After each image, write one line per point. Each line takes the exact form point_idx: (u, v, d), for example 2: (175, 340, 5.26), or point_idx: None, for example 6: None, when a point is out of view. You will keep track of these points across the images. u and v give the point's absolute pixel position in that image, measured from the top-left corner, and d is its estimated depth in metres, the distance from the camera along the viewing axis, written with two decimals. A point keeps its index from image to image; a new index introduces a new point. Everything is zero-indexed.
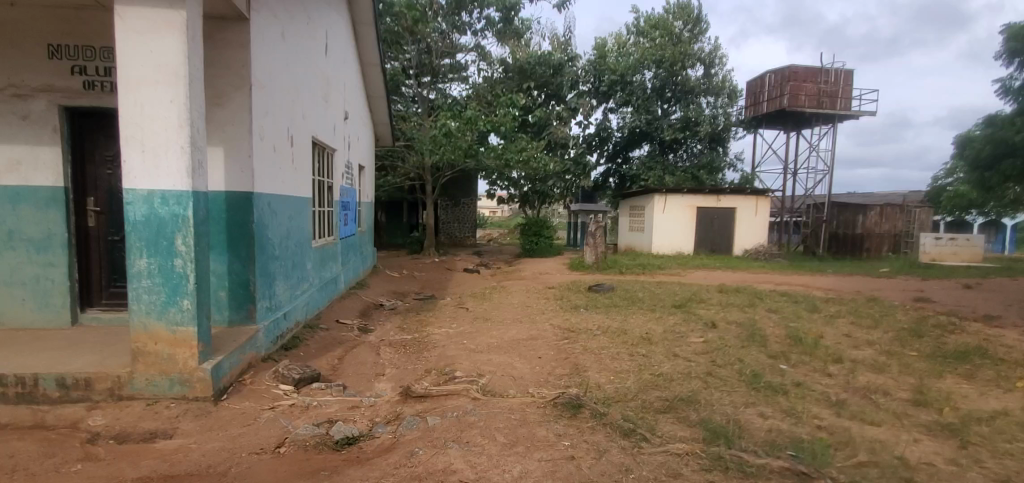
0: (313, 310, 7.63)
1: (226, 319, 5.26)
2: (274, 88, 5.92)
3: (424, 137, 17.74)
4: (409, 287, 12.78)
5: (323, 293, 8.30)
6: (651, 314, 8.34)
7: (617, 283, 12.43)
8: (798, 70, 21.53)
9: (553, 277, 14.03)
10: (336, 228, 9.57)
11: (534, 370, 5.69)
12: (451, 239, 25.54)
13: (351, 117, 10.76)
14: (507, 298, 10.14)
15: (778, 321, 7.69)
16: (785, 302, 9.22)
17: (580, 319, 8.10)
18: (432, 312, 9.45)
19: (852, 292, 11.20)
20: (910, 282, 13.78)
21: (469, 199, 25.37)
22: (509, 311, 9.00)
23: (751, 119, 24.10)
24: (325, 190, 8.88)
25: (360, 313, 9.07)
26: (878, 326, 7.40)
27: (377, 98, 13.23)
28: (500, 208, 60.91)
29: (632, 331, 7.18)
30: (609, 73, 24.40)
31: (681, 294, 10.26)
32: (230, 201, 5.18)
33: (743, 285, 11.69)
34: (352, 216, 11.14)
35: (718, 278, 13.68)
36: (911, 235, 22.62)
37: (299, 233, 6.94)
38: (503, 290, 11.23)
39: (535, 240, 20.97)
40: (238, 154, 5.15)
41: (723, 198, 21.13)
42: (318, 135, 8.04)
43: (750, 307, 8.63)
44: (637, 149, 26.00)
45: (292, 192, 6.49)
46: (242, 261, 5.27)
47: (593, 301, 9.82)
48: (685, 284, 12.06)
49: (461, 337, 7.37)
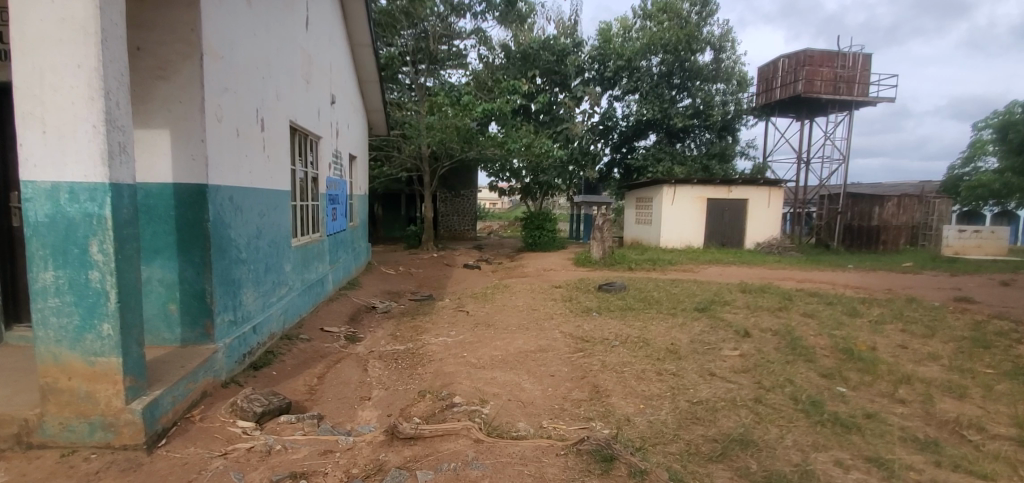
0: (293, 317, 6.78)
1: (178, 338, 4.40)
2: (238, 61, 5.00)
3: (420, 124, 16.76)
4: (405, 287, 11.89)
5: (306, 297, 7.44)
6: (673, 319, 7.44)
7: (628, 281, 11.54)
8: (814, 54, 20.49)
9: (559, 274, 13.16)
10: (323, 224, 8.66)
11: (548, 394, 4.82)
12: (450, 232, 24.69)
13: (339, 102, 9.83)
14: (512, 300, 9.25)
15: (819, 328, 6.81)
16: (819, 304, 8.31)
17: (594, 326, 7.20)
18: (430, 316, 8.57)
19: (885, 291, 10.32)
20: (940, 278, 12.88)
21: (470, 191, 24.45)
22: (514, 316, 8.09)
23: (763, 106, 23.02)
24: (309, 182, 7.99)
25: (349, 318, 8.21)
26: (935, 335, 6.51)
27: (370, 83, 12.32)
28: (500, 200, 59.95)
29: (655, 342, 6.29)
30: (615, 58, 23.52)
31: (702, 295, 9.35)
32: (179, 197, 4.29)
33: (765, 284, 10.78)
34: (342, 210, 10.25)
35: (736, 275, 12.76)
36: (928, 228, 21.81)
37: (274, 232, 6.07)
38: (506, 290, 10.34)
39: (537, 234, 20.05)
40: (186, 138, 4.26)
41: (734, 188, 20.18)
42: (298, 120, 7.13)
43: (782, 311, 7.72)
44: (644, 139, 25.08)
45: (262, 184, 5.60)
46: (195, 268, 4.40)
47: (605, 303, 8.91)
48: (702, 282, 11.15)
49: (461, 349, 6.49)
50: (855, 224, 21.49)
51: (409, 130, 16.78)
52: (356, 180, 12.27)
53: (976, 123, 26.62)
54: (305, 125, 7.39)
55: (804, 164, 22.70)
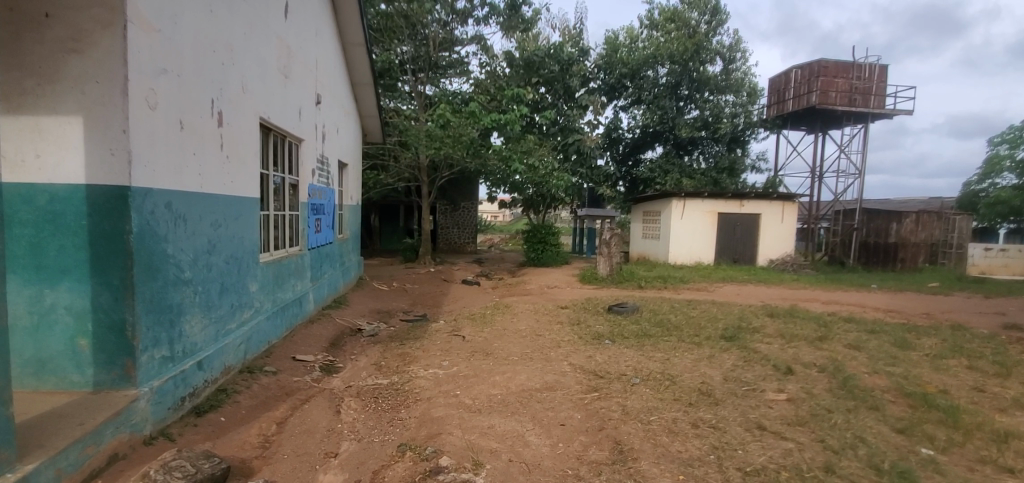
0: (260, 345, 5.83)
1: (90, 380, 3.58)
2: (186, 40, 4.19)
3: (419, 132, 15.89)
4: (397, 305, 10.92)
5: (278, 321, 6.50)
6: (698, 349, 6.48)
7: (640, 301, 10.55)
8: (828, 65, 19.74)
9: (564, 291, 12.20)
10: (304, 237, 7.77)
11: (559, 451, 3.86)
12: (449, 245, 23.80)
13: (327, 103, 8.99)
14: (513, 323, 8.28)
15: (871, 364, 5.85)
16: (862, 334, 7.32)
17: (608, 357, 6.21)
18: (421, 341, 7.60)
19: (925, 317, 9.34)
20: (977, 301, 11.90)
21: (470, 203, 23.56)
22: (515, 343, 7.11)
23: (775, 118, 22.14)
24: (287, 190, 7.12)
25: (329, 344, 7.25)
26: (1012, 375, 5.55)
27: (364, 86, 11.52)
28: (501, 212, 59.49)
29: (682, 380, 5.32)
30: (620, 68, 22.92)
31: (724, 319, 8.38)
32: (94, 203, 3.48)
33: (791, 306, 9.80)
34: (328, 221, 9.37)
35: (755, 295, 11.77)
36: (948, 245, 20.66)
37: (235, 246, 5.16)
38: (507, 311, 9.38)
39: (540, 248, 19.14)
40: (103, 128, 3.48)
41: (747, 203, 19.27)
42: (273, 118, 6.28)
43: (823, 342, 6.74)
44: (650, 150, 24.28)
45: (218, 189, 4.74)
46: (114, 293, 3.57)
47: (618, 328, 7.93)
48: (721, 304, 10.19)
49: (453, 384, 5.51)
50: (871, 241, 20.56)
51: (407, 137, 15.87)
52: (347, 189, 11.40)
53: (990, 139, 25.79)
54: (280, 125, 6.54)
55: (818, 178, 21.85)
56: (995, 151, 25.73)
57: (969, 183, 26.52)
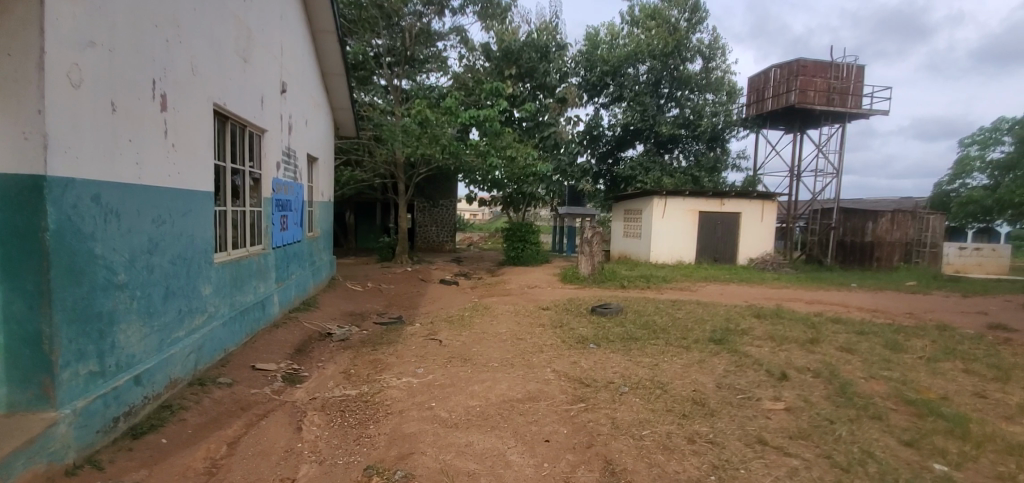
0: (214, 353, 5.31)
1: (3, 401, 3.07)
2: (121, 11, 3.68)
3: (395, 126, 15.33)
4: (370, 306, 10.40)
5: (237, 327, 5.98)
6: (687, 354, 6.18)
7: (624, 302, 10.25)
8: (807, 64, 19.83)
9: (546, 292, 11.85)
10: (267, 235, 7.22)
11: (547, 473, 3.49)
12: (427, 243, 23.26)
13: (294, 93, 8.45)
14: (494, 326, 7.88)
15: (866, 369, 5.62)
16: (852, 336, 7.12)
17: (594, 363, 5.85)
18: (394, 345, 7.13)
19: (908, 317, 9.27)
20: (955, 300, 11.95)
21: (449, 201, 23.06)
22: (495, 348, 6.69)
23: (755, 117, 22.16)
24: (246, 183, 6.57)
25: (294, 350, 6.73)
26: (1010, 380, 5.39)
27: (336, 76, 10.96)
28: (480, 210, 59.12)
29: (674, 388, 4.99)
30: (601, 65, 22.81)
31: (711, 320, 8.12)
32: (4, 195, 2.98)
33: (777, 307, 9.61)
34: (296, 218, 8.82)
35: (739, 295, 11.60)
36: (921, 244, 21.19)
37: (182, 246, 4.65)
38: (487, 313, 8.96)
39: (519, 246, 18.77)
40: (16, 108, 2.98)
41: (727, 201, 19.22)
42: (229, 105, 5.74)
43: (815, 345, 6.50)
44: (630, 148, 24.13)
45: (160, 181, 4.22)
46: (27, 300, 3.05)
47: (603, 331, 7.59)
48: (706, 304, 9.95)
49: (428, 395, 5.08)
50: (847, 240, 20.76)
51: (383, 132, 15.31)
52: (317, 185, 10.83)
53: (961, 139, 26.48)
54: (238, 113, 6.02)
55: (796, 178, 22.02)
56: (965, 151, 26.39)
57: (941, 183, 27.18)
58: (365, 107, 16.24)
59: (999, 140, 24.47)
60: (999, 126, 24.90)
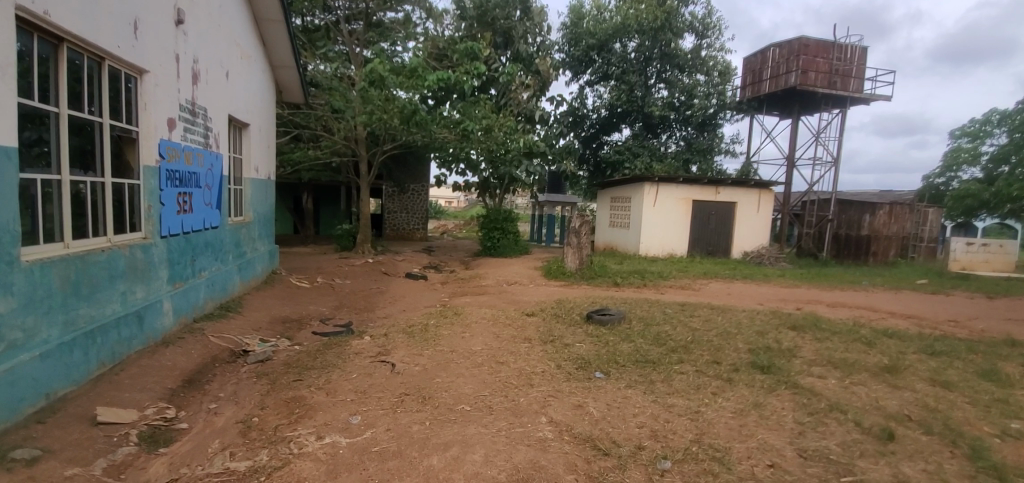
0: (22, 405, 3.54)
1: None
2: None
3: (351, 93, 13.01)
4: (315, 309, 8.42)
5: (77, 356, 4.12)
6: (733, 390, 4.46)
7: (624, 305, 8.51)
8: (809, 43, 18.37)
9: (530, 291, 10.07)
10: (145, 218, 5.27)
11: None
12: (395, 231, 21.32)
13: (201, 31, 6.40)
14: (466, 342, 6.05)
15: (995, 422, 3.99)
16: (927, 359, 5.53)
17: (609, 409, 4.05)
18: (328, 370, 5.20)
19: (962, 329, 7.77)
20: (985, 304, 10.66)
21: (420, 186, 21.01)
22: (467, 379, 4.81)
23: (750, 101, 20.66)
24: (104, 142, 4.60)
25: (181, 384, 4.81)
26: None
27: (274, 23, 8.87)
28: (456, 198, 57.08)
29: (737, 460, 3.27)
30: (586, 38, 21.05)
31: (740, 334, 6.43)
32: None
33: (805, 314, 8.06)
34: (209, 197, 6.80)
35: (751, 296, 10.04)
36: (917, 239, 20.30)
37: None
38: (457, 321, 7.06)
39: (495, 236, 16.93)
40: None
41: (722, 190, 17.71)
42: (50, 15, 3.78)
43: (896, 377, 4.87)
44: (617, 132, 22.45)
45: None
46: None
47: (607, 351, 5.80)
48: (722, 309, 8.30)
49: (361, 474, 3.21)
50: (842, 233, 19.64)
51: (336, 99, 13.04)
52: (249, 157, 8.78)
53: (951, 131, 25.67)
54: (76, 33, 4.06)
55: (792, 167, 20.73)
56: (955, 144, 25.57)
57: (932, 178, 26.34)
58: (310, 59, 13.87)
59: (991, 133, 23.59)
60: (989, 119, 24.05)
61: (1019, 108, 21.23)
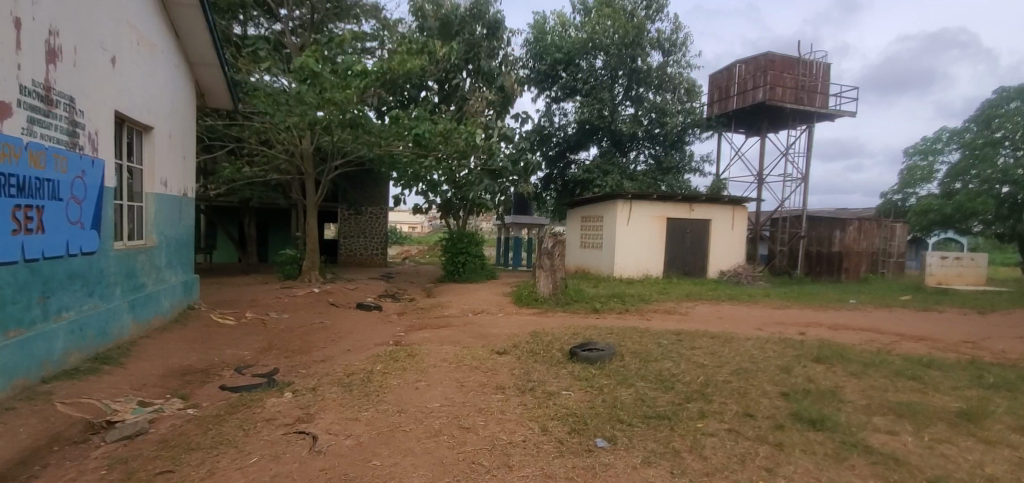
0: None
1: None
2: None
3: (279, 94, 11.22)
4: (234, 354, 6.76)
5: None
6: (793, 465, 3.22)
7: (612, 336, 7.18)
8: (775, 59, 18.12)
9: (500, 322, 8.66)
10: None
11: None
12: (350, 257, 19.57)
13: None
14: (422, 395, 4.60)
15: None
16: (997, 401, 4.48)
17: None
18: (218, 451, 3.64)
19: (987, 353, 6.86)
20: (983, 321, 10.01)
21: (377, 208, 19.38)
22: (419, 461, 3.37)
23: (719, 118, 20.22)
24: None
25: None
26: None
27: (187, 7, 7.38)
28: (420, 223, 55.23)
29: None
30: (552, 52, 20.22)
31: (762, 372, 5.19)
32: None
33: (817, 341, 6.97)
34: (76, 213, 5.18)
35: (747, 320, 8.96)
36: (887, 254, 20.21)
37: None
38: (411, 365, 5.58)
39: (460, 260, 15.54)
40: None
41: (696, 206, 16.95)
42: None
43: (982, 430, 3.79)
44: (585, 150, 21.63)
45: None
46: None
47: (605, 402, 4.45)
48: (724, 338, 7.08)
49: None
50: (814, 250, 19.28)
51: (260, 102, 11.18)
52: (152, 167, 7.16)
53: (905, 149, 26.15)
54: None
55: (761, 184, 20.30)
56: (909, 162, 25.99)
57: (890, 195, 26.75)
58: (241, 62, 12.31)
59: (942, 150, 24.03)
60: (940, 136, 24.62)
61: (967, 125, 21.73)
